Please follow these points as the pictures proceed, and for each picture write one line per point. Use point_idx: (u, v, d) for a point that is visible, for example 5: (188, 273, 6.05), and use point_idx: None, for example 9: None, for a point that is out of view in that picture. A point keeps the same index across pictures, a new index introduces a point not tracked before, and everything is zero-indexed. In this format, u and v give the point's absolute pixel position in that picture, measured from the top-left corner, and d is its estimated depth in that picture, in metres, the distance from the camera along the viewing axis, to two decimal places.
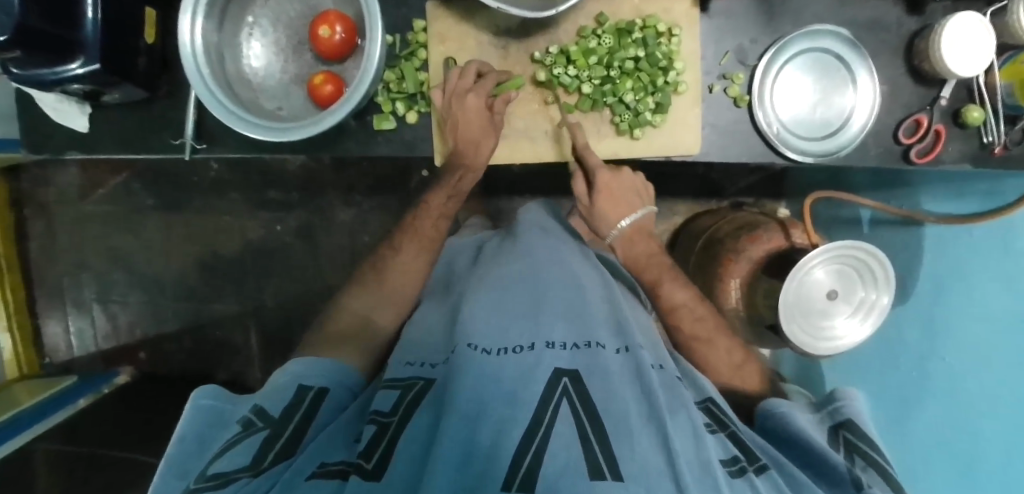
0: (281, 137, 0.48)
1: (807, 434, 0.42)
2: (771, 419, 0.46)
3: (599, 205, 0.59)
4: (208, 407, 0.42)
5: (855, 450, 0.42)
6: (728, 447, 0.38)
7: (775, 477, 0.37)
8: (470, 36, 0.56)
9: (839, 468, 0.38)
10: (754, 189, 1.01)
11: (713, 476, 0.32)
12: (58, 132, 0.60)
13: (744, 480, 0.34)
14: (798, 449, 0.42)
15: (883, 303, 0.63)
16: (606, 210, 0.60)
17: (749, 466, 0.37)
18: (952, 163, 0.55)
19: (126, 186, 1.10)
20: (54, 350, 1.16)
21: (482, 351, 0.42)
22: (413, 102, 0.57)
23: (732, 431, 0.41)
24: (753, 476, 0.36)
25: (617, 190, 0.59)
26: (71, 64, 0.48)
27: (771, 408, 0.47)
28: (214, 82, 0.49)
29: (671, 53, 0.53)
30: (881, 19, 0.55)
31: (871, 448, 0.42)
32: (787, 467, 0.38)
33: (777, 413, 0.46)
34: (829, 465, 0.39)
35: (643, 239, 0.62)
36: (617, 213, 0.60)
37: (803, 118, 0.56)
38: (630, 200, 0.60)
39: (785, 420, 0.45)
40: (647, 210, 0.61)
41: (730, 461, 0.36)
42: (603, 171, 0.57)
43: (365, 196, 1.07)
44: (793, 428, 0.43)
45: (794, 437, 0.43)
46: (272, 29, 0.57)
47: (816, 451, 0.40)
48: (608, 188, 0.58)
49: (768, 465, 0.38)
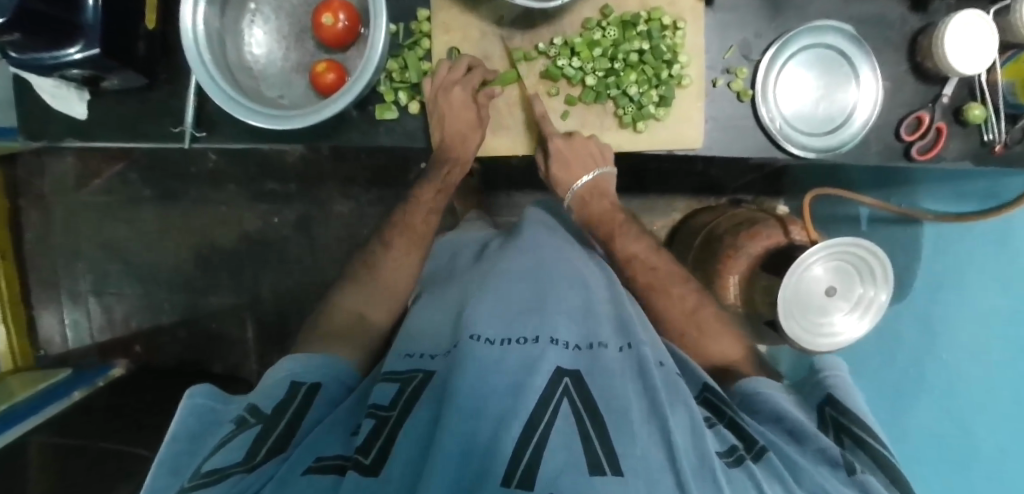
0: (285, 125, 0.47)
1: (794, 415, 0.42)
2: (753, 400, 0.45)
3: (554, 168, 0.57)
4: (200, 407, 0.41)
5: (842, 429, 0.42)
6: (727, 439, 0.39)
7: (773, 460, 0.37)
8: (473, 27, 0.56)
9: (827, 449, 0.39)
10: (753, 187, 1.02)
11: (712, 471, 0.33)
12: (55, 120, 0.60)
13: (741, 470, 0.35)
14: (783, 428, 0.42)
15: (881, 301, 0.63)
16: (562, 172, 0.57)
17: (747, 453, 0.38)
18: (952, 161, 0.55)
19: (123, 176, 1.10)
20: (48, 340, 1.15)
21: (486, 342, 0.42)
22: (416, 92, 0.57)
23: (729, 419, 0.42)
24: (751, 463, 0.36)
25: (574, 154, 0.56)
26: (71, 48, 0.47)
27: (747, 387, 0.47)
28: (216, 69, 0.49)
29: (676, 46, 0.53)
30: (885, 15, 0.55)
31: (856, 426, 0.42)
32: (782, 449, 0.39)
33: (760, 394, 0.45)
34: (817, 447, 0.39)
35: (598, 198, 0.61)
36: (574, 176, 0.58)
37: (806, 113, 0.56)
38: (588, 162, 0.57)
39: (768, 402, 0.44)
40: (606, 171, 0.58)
41: (727, 452, 0.37)
42: (557, 136, 0.54)
43: (364, 189, 1.06)
44: (779, 411, 0.43)
45: (779, 417, 0.43)
46: (274, 17, 0.57)
47: (803, 433, 0.40)
48: (564, 155, 0.55)
49: (767, 448, 0.39)
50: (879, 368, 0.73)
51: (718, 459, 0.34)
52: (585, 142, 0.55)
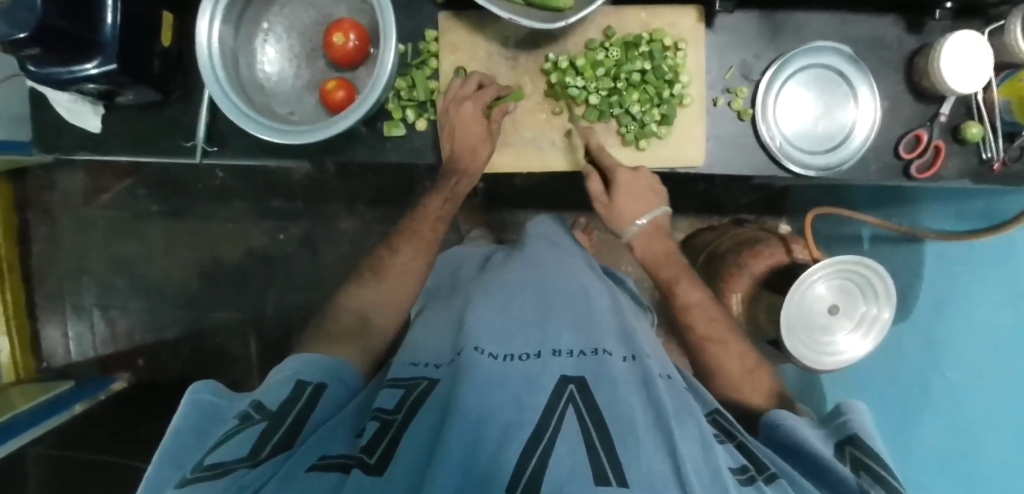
0: (292, 139, 0.48)
1: (812, 446, 0.42)
2: (777, 432, 0.46)
3: (618, 203, 0.57)
4: (204, 402, 0.42)
5: (857, 463, 0.40)
6: (737, 456, 0.39)
7: (784, 484, 0.37)
8: (479, 47, 0.57)
9: (845, 480, 0.37)
10: (755, 207, 1.03)
11: (721, 480, 0.32)
12: (71, 133, 0.61)
13: (753, 487, 0.35)
14: (805, 459, 0.42)
15: (885, 318, 0.62)
16: (626, 207, 0.58)
17: (758, 475, 0.37)
18: (951, 179, 0.56)
19: (132, 191, 1.11)
20: (51, 354, 1.15)
21: (490, 356, 0.42)
22: (424, 110, 0.59)
23: (740, 440, 0.42)
24: (763, 484, 0.36)
25: (637, 187, 0.56)
26: (88, 64, 0.48)
27: (775, 418, 0.48)
28: (230, 85, 0.51)
29: (677, 67, 0.55)
30: (881, 37, 0.56)
31: (872, 459, 0.39)
32: (795, 477, 0.39)
33: (783, 425, 0.46)
34: (836, 477, 0.38)
35: (658, 238, 0.61)
36: (637, 209, 0.58)
37: (805, 132, 0.57)
38: (650, 198, 0.58)
39: (790, 433, 0.45)
40: (662, 210, 0.59)
41: (740, 470, 0.37)
42: (622, 170, 0.56)
43: (369, 207, 1.07)
44: (800, 444, 0.43)
45: (802, 450, 0.42)
46: (286, 36, 0.59)
47: (824, 464, 0.40)
48: (627, 186, 0.56)
49: (778, 473, 0.38)
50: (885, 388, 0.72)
51: (727, 472, 0.34)
52: (646, 176, 0.57)
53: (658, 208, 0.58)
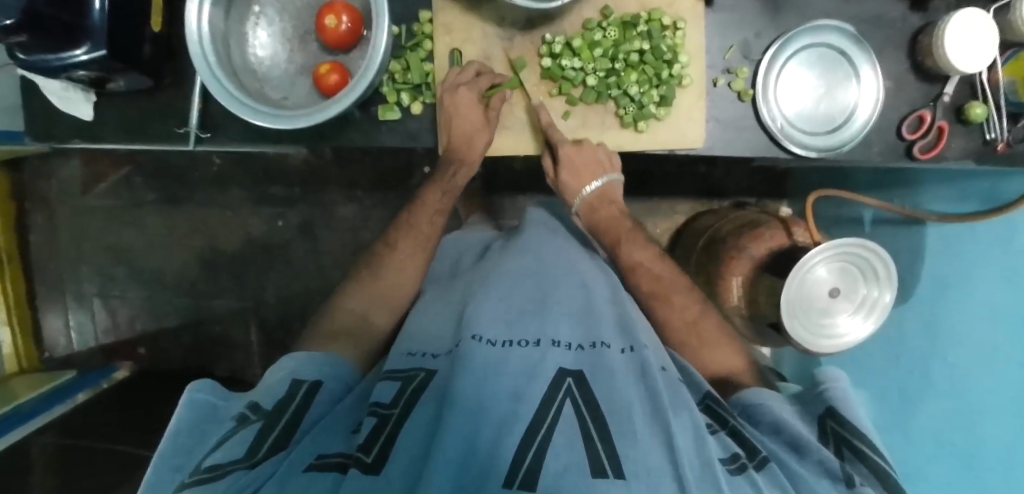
0: (287, 124, 0.48)
1: (792, 426, 0.42)
2: (752, 411, 0.46)
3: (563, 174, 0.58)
4: (201, 403, 0.42)
5: (842, 441, 0.42)
6: (730, 445, 0.39)
7: (775, 471, 0.37)
8: (475, 28, 0.56)
9: (826, 461, 0.39)
10: (755, 189, 1.02)
11: (713, 475, 0.33)
12: (63, 120, 0.61)
13: (744, 477, 0.35)
14: (784, 436, 0.42)
15: (886, 300, 0.62)
16: (570, 178, 0.58)
17: (749, 462, 0.38)
18: (954, 160, 0.55)
19: (129, 180, 1.10)
20: (53, 343, 1.16)
21: (488, 343, 0.42)
22: (418, 93, 0.58)
23: (732, 427, 0.42)
24: (753, 472, 0.37)
25: (583, 162, 0.57)
26: (76, 50, 0.48)
27: (750, 397, 0.47)
28: (221, 69, 0.50)
29: (676, 46, 0.53)
30: (885, 15, 0.55)
31: (857, 438, 0.42)
32: (784, 462, 0.39)
33: (762, 405, 0.45)
34: (817, 459, 0.39)
35: (606, 206, 0.62)
36: (582, 182, 0.59)
37: (807, 113, 0.56)
38: (593, 170, 0.58)
39: (766, 412, 0.44)
40: (611, 178, 0.60)
41: (730, 459, 0.37)
42: (566, 144, 0.55)
43: (367, 192, 1.06)
44: (776, 421, 0.43)
45: (776, 428, 0.43)
46: (278, 19, 0.57)
47: (803, 445, 0.41)
48: (570, 161, 0.56)
49: (769, 458, 0.39)
50: (883, 369, 0.72)
51: (719, 464, 0.34)
52: (592, 149, 0.56)
53: (606, 177, 0.59)
